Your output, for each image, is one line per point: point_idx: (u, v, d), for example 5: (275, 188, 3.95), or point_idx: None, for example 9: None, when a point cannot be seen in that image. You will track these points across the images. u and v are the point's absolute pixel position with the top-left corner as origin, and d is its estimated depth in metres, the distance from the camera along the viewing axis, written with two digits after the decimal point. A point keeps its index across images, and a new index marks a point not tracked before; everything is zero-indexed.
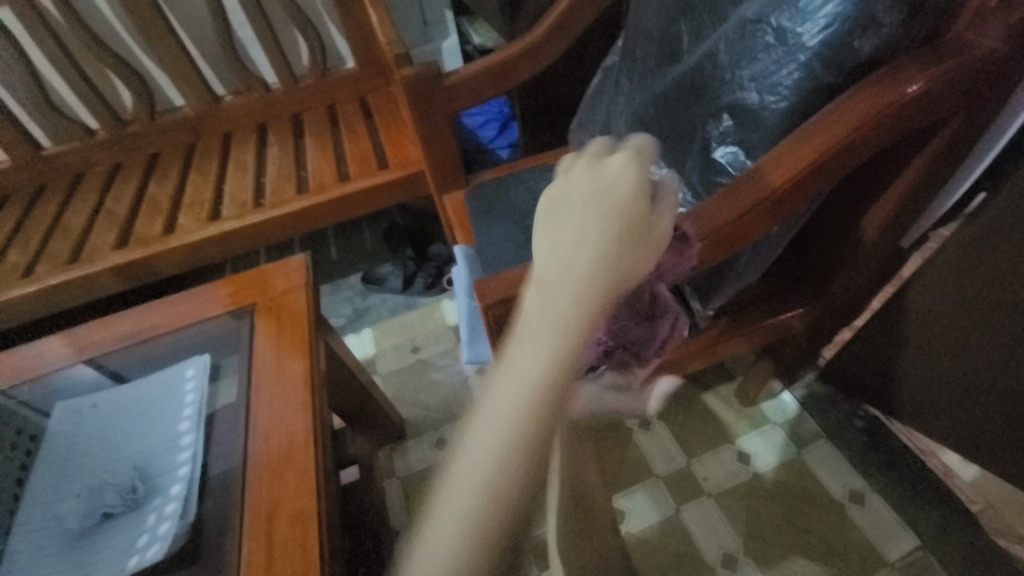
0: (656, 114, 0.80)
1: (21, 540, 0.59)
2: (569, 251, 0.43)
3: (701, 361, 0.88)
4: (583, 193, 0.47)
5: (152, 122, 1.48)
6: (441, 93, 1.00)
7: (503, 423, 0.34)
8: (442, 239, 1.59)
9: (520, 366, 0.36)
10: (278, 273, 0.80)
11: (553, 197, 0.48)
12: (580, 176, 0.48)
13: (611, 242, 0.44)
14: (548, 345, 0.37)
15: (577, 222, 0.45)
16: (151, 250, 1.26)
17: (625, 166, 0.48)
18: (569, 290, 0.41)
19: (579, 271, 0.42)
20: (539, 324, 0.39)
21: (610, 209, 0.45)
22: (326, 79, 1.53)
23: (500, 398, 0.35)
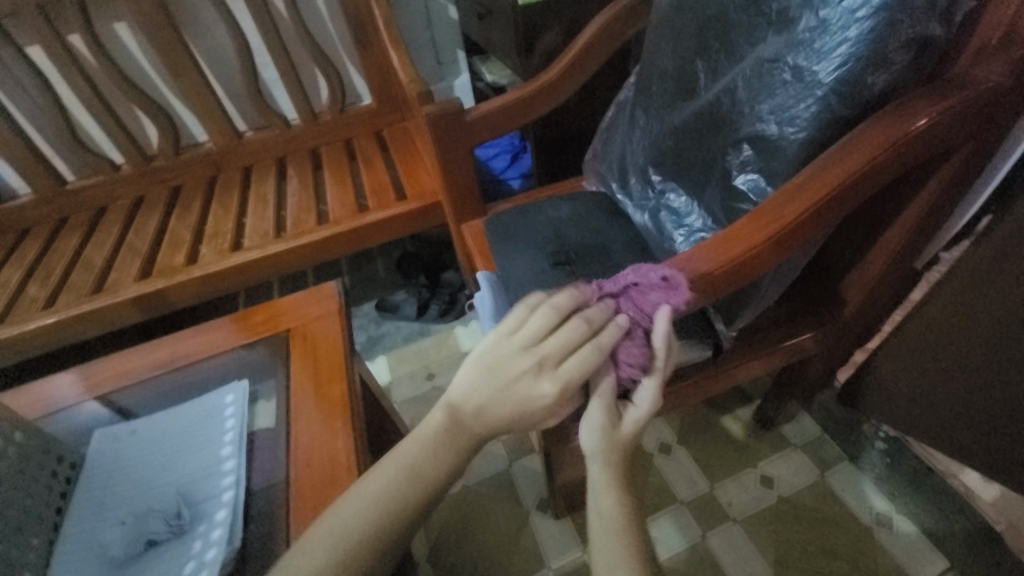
0: (674, 145, 0.85)
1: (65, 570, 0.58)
2: (469, 407, 0.57)
3: (717, 385, 0.87)
4: (501, 378, 0.56)
5: (176, 157, 1.53)
6: (463, 127, 1.05)
7: (371, 504, 0.54)
8: (455, 266, 1.62)
9: (401, 464, 0.56)
10: (310, 301, 0.83)
11: (488, 361, 0.58)
12: (514, 358, 0.57)
13: (500, 416, 0.56)
14: (430, 463, 0.56)
15: (491, 388, 0.56)
16: (174, 280, 1.28)
17: (539, 379, 0.55)
18: (453, 433, 0.57)
19: (468, 421, 0.57)
20: (431, 447, 0.57)
21: (505, 415, 0.56)
22: (344, 115, 1.59)
23: (376, 482, 0.55)
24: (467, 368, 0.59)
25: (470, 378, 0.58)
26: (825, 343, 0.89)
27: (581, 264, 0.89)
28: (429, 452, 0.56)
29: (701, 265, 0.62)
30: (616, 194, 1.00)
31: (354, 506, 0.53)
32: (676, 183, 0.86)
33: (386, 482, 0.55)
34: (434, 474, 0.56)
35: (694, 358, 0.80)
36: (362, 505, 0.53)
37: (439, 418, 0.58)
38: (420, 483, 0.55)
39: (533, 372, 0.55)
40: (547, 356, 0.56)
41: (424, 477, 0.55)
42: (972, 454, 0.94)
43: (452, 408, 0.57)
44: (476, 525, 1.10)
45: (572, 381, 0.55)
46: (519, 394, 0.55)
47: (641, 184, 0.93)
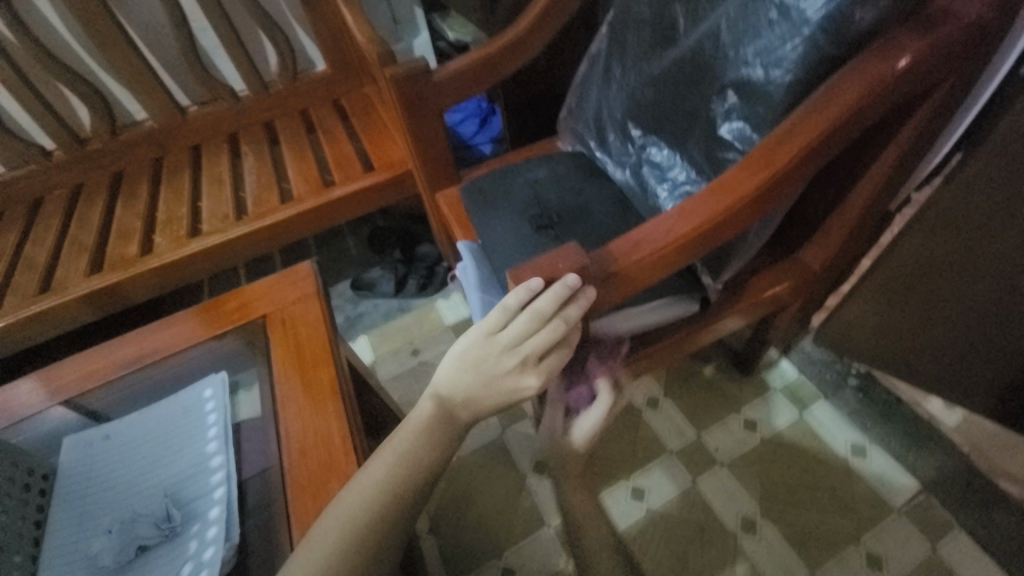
0: (654, 97, 0.84)
1: None
2: (458, 399, 0.58)
3: (704, 338, 0.88)
4: (486, 375, 0.58)
5: (115, 139, 1.40)
6: (429, 90, 0.99)
7: (371, 492, 0.54)
8: (431, 239, 1.57)
9: (397, 451, 0.56)
10: (285, 283, 0.78)
11: (474, 358, 0.59)
12: (498, 357, 0.58)
13: (486, 407, 0.58)
14: (422, 451, 0.57)
15: (476, 388, 0.58)
16: (130, 273, 1.20)
17: (523, 373, 0.57)
18: (445, 422, 0.58)
19: (457, 409, 0.58)
20: (420, 435, 0.57)
21: (492, 404, 0.58)
22: (298, 84, 1.48)
23: (375, 470, 0.55)
24: (453, 361, 0.60)
25: (457, 373, 0.59)
26: (804, 291, 0.91)
27: (565, 227, 0.87)
28: (423, 439, 0.57)
29: (695, 217, 0.62)
30: (595, 152, 0.97)
31: (355, 497, 0.53)
32: (658, 137, 0.85)
33: (383, 470, 0.55)
34: (430, 458, 0.57)
35: (682, 314, 0.81)
36: (363, 494, 0.53)
37: (428, 408, 0.59)
38: (416, 467, 0.56)
39: (517, 368, 0.57)
40: (529, 353, 0.57)
41: (420, 463, 0.56)
42: (943, 380, 1.00)
43: (442, 396, 0.59)
44: (475, 492, 1.11)
45: (549, 369, 0.59)
46: (505, 391, 0.58)
47: (620, 140, 0.91)
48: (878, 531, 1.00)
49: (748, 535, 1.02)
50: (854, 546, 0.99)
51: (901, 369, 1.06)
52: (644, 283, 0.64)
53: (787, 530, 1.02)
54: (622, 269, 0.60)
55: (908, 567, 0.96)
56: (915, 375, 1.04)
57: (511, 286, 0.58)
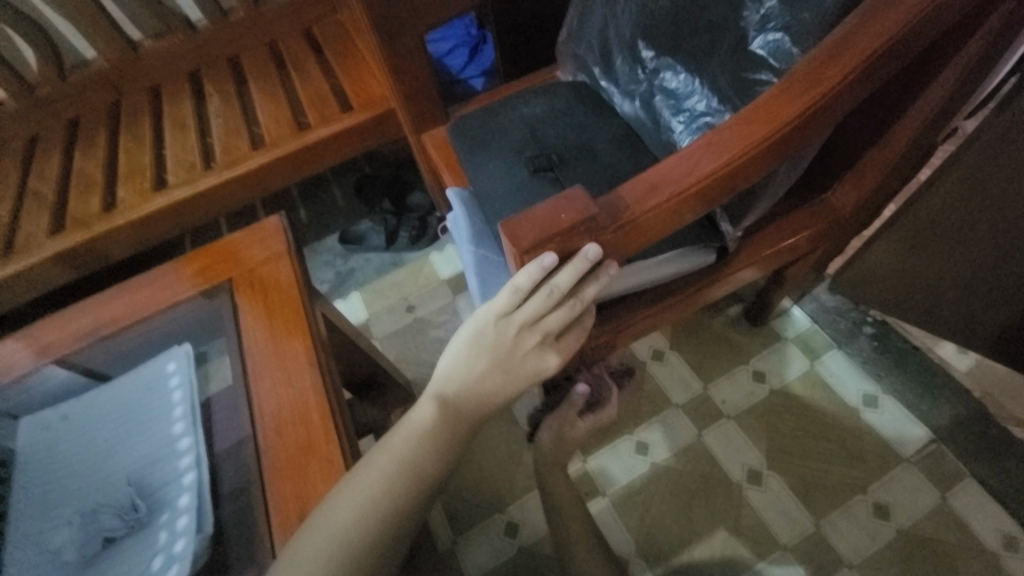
0: (674, 8, 0.73)
1: None
2: (466, 393, 0.53)
3: (721, 289, 0.81)
4: (503, 361, 0.53)
5: (63, 81, 1.26)
6: (406, 9, 0.85)
7: (366, 499, 0.48)
8: (422, 188, 1.47)
9: (395, 456, 0.51)
10: (252, 241, 0.70)
11: (488, 344, 0.53)
12: (515, 341, 0.52)
13: (502, 395, 0.53)
14: (423, 453, 0.51)
15: (489, 374, 0.53)
16: (94, 232, 1.10)
17: (544, 353, 0.53)
18: (451, 421, 0.52)
19: (464, 407, 0.53)
20: (417, 439, 0.51)
21: (511, 392, 0.54)
22: (262, 11, 1.32)
23: (370, 477, 0.49)
24: (462, 349, 0.54)
25: (466, 364, 0.53)
26: (829, 237, 0.82)
27: (567, 168, 0.77)
28: (425, 442, 0.51)
29: (723, 155, 0.52)
30: (599, 81, 0.85)
31: (348, 505, 0.48)
32: (673, 59, 0.74)
33: (379, 474, 0.49)
34: (431, 463, 0.51)
35: (697, 265, 0.73)
36: (358, 501, 0.48)
37: (430, 409, 0.53)
38: (415, 473, 0.50)
39: (538, 348, 0.53)
40: (550, 331, 0.53)
41: (419, 470, 0.50)
42: (946, 322, 0.99)
43: (446, 395, 0.53)
44: (478, 451, 1.08)
45: (569, 345, 0.56)
46: (528, 375, 0.53)
47: (629, 64, 0.80)
48: (886, 480, 0.99)
49: (753, 487, 1.00)
50: (861, 496, 0.98)
51: (919, 314, 1.01)
52: (658, 233, 0.55)
53: (793, 481, 1.00)
54: (636, 217, 0.52)
55: (915, 515, 0.95)
56: (923, 318, 1.01)
57: (521, 267, 0.50)
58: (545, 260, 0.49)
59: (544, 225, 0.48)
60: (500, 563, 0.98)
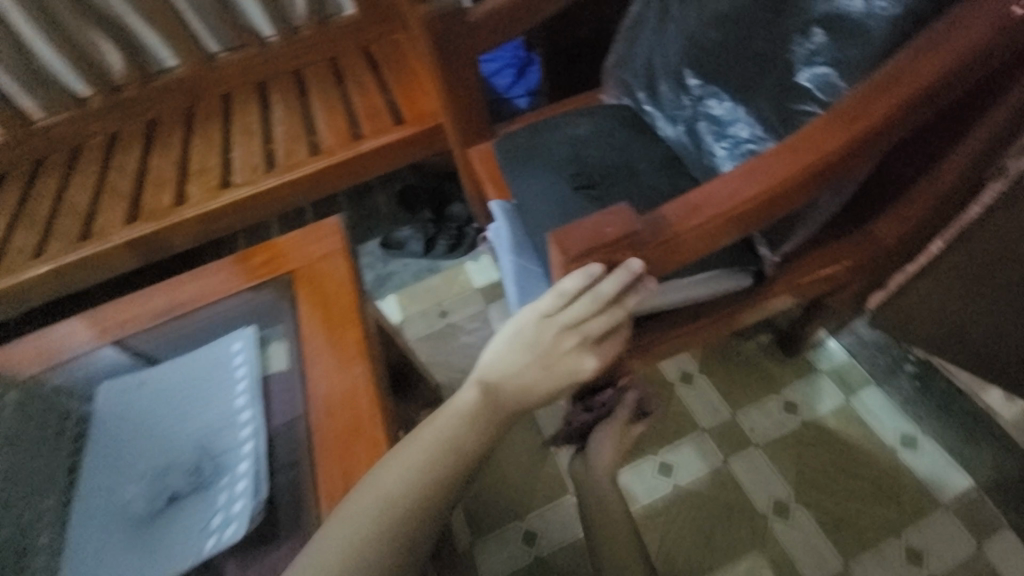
0: (721, 38, 0.76)
1: (88, 524, 0.57)
2: (506, 384, 0.56)
3: (754, 314, 0.81)
4: (543, 358, 0.55)
5: (147, 85, 1.39)
6: (464, 32, 0.91)
7: (408, 474, 0.51)
8: (462, 199, 1.53)
9: (438, 436, 0.53)
10: (311, 238, 0.76)
11: (530, 340, 0.56)
12: (556, 341, 0.55)
13: (540, 390, 0.56)
14: (464, 436, 0.54)
15: (530, 369, 0.56)
16: (165, 223, 1.20)
17: (582, 356, 0.56)
18: (490, 408, 0.55)
19: (503, 396, 0.56)
20: (459, 422, 0.54)
21: (548, 389, 0.56)
22: (327, 29, 1.43)
23: (413, 454, 0.52)
24: (504, 345, 0.57)
25: (508, 358, 0.56)
26: (869, 269, 0.82)
27: (607, 187, 0.80)
28: (467, 427, 0.54)
29: (767, 178, 0.54)
30: (643, 105, 0.88)
31: (391, 478, 0.51)
32: (717, 87, 0.77)
33: (421, 453, 0.52)
34: (470, 446, 0.53)
35: (731, 288, 0.74)
36: (401, 476, 0.51)
37: (471, 396, 0.56)
38: (456, 455, 0.53)
39: (576, 349, 0.55)
40: (591, 334, 0.55)
41: (459, 454, 0.53)
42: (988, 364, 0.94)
43: (488, 384, 0.56)
44: (500, 457, 1.10)
45: (610, 349, 0.58)
46: (565, 376, 0.56)
47: (674, 90, 0.82)
48: (921, 525, 0.95)
49: (780, 519, 0.98)
50: (894, 539, 0.94)
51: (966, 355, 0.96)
52: (697, 252, 0.57)
53: (824, 517, 0.97)
54: (677, 234, 0.54)
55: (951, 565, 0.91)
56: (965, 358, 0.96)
57: (568, 273, 0.53)
58: (586, 266, 0.52)
59: (591, 235, 0.51)
60: (515, 570, 0.99)
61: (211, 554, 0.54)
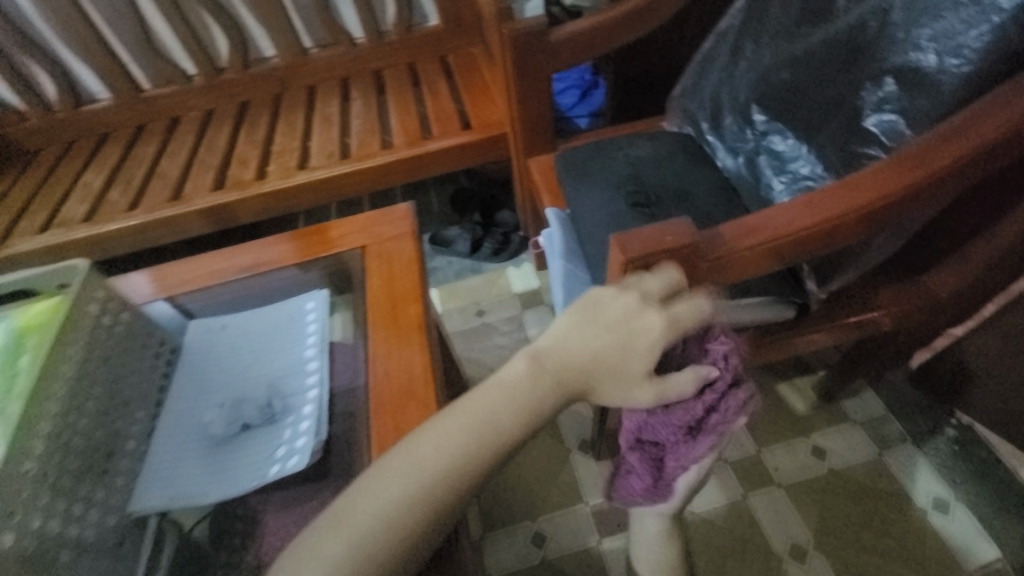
0: (792, 79, 0.80)
1: (167, 441, 0.64)
2: (567, 359, 0.49)
3: (795, 348, 0.82)
4: (615, 326, 0.50)
5: (246, 70, 1.53)
6: (543, 51, 0.99)
7: (448, 448, 0.46)
8: (512, 207, 1.59)
9: (481, 409, 0.47)
10: (383, 220, 0.83)
11: (599, 309, 0.51)
12: (629, 307, 0.50)
13: (610, 362, 0.49)
14: (510, 413, 0.47)
15: (599, 338, 0.49)
16: (245, 193, 1.31)
17: (661, 327, 0.50)
18: (543, 383, 0.48)
19: (559, 372, 0.49)
20: (507, 396, 0.48)
21: (622, 359, 0.49)
22: (411, 37, 1.54)
23: (454, 426, 0.47)
24: (570, 314, 0.51)
25: (570, 329, 0.50)
26: (918, 320, 0.83)
27: (661, 208, 0.84)
28: (516, 401, 0.47)
29: (828, 210, 0.57)
30: (705, 134, 0.93)
31: (429, 450, 0.46)
32: (783, 125, 0.81)
33: (464, 427, 0.47)
34: (517, 422, 0.47)
35: (774, 318, 0.76)
36: (440, 449, 0.46)
37: (523, 367, 0.49)
38: (501, 430, 0.47)
39: (653, 317, 0.50)
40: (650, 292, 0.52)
41: (504, 428, 0.47)
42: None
43: (542, 357, 0.50)
44: (519, 458, 1.13)
45: (683, 324, 0.51)
46: (640, 346, 0.49)
47: (738, 124, 0.87)
48: None
49: (795, 563, 0.96)
50: None
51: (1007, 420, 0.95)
52: (750, 273, 0.60)
53: (842, 568, 0.95)
54: (733, 252, 0.57)
55: None
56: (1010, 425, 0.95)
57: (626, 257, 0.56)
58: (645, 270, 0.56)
59: (654, 241, 0.55)
60: (521, 568, 1.01)
61: (272, 481, 0.59)
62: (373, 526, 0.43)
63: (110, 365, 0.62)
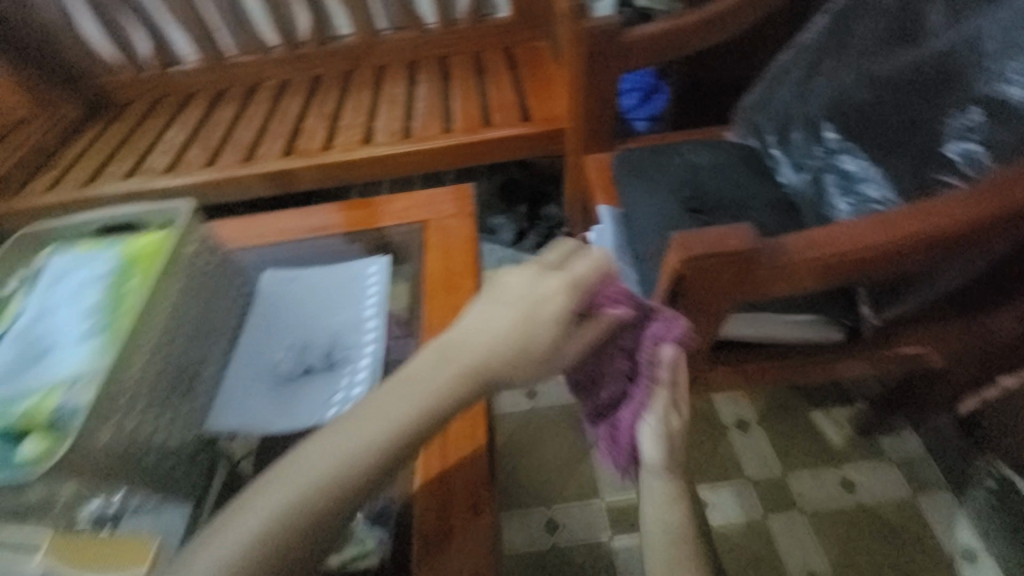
0: (871, 99, 0.78)
1: (240, 374, 0.70)
2: (474, 348, 0.51)
3: (838, 370, 0.81)
4: (516, 302, 0.54)
5: (322, 46, 1.60)
6: (616, 50, 1.00)
7: (356, 442, 0.46)
8: (558, 203, 1.62)
9: (391, 399, 0.48)
10: (445, 198, 0.87)
11: (505, 293, 0.55)
12: (533, 285, 0.55)
13: (514, 343, 0.52)
14: (417, 404, 0.48)
15: (503, 320, 0.53)
16: (312, 161, 1.37)
17: (558, 301, 0.54)
18: (451, 369, 0.50)
19: (465, 358, 0.51)
20: (415, 387, 0.49)
21: (524, 335, 0.52)
22: (481, 26, 1.57)
23: (362, 423, 0.47)
24: (478, 305, 0.55)
25: (477, 317, 0.53)
26: (966, 354, 0.82)
27: (717, 215, 0.85)
28: (425, 390, 0.49)
29: (898, 234, 0.57)
30: (770, 148, 0.92)
31: (335, 445, 0.46)
32: (856, 145, 0.79)
33: (372, 422, 0.47)
34: (425, 410, 0.48)
35: (818, 338, 0.77)
36: (346, 444, 0.46)
37: (430, 357, 0.51)
38: (409, 419, 0.47)
39: (554, 291, 0.55)
40: (550, 261, 0.58)
41: (412, 418, 0.48)
42: None
43: (449, 349, 0.51)
44: (540, 446, 1.15)
45: (586, 289, 0.57)
46: (538, 319, 0.53)
47: (807, 138, 0.86)
48: None
49: None
50: None
51: None
52: (804, 285, 0.60)
53: None
54: (792, 263, 0.57)
55: None
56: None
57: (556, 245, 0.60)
58: (701, 268, 0.58)
59: (715, 241, 0.57)
60: (531, 552, 1.03)
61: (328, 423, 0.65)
62: (272, 540, 0.42)
63: (205, 296, 0.68)
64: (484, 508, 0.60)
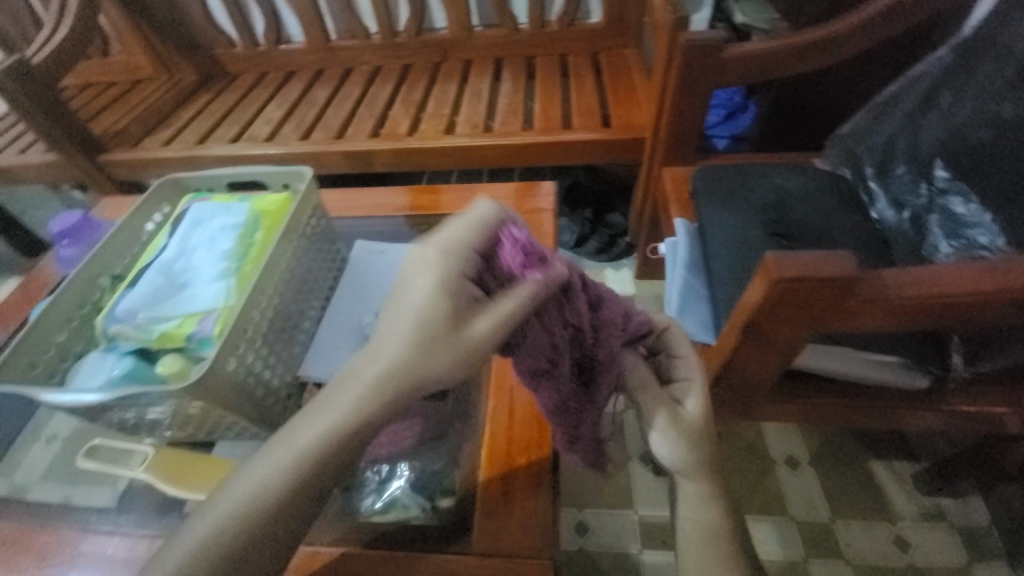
0: (990, 142, 0.72)
1: (328, 328, 0.75)
2: (380, 352, 0.44)
3: (912, 418, 0.77)
4: (405, 289, 0.46)
5: (417, 37, 1.67)
6: (715, 65, 0.98)
7: (280, 464, 0.41)
8: (624, 212, 1.62)
9: (306, 417, 0.42)
10: (527, 194, 0.91)
11: (399, 282, 0.47)
12: (419, 268, 0.46)
13: (411, 332, 0.43)
14: (331, 419, 0.42)
15: (398, 312, 0.45)
16: (396, 145, 1.44)
17: (453, 282, 0.45)
18: (359, 374, 0.43)
19: (372, 362, 0.43)
20: (330, 400, 0.43)
21: (421, 322, 0.44)
22: (571, 30, 1.59)
23: (284, 446, 0.42)
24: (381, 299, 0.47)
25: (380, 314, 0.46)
26: None
27: (803, 243, 0.82)
28: (334, 402, 0.42)
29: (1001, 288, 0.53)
30: (866, 180, 0.91)
31: (260, 468, 0.41)
32: (967, 186, 0.75)
33: (292, 444, 0.42)
34: (342, 423, 0.42)
35: (902, 382, 0.73)
36: (269, 467, 0.41)
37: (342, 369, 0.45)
38: (329, 434, 0.41)
39: (442, 269, 0.45)
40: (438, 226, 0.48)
41: (330, 431, 0.41)
42: None
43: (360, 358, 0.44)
44: None
45: (470, 251, 0.47)
46: (432, 304, 0.44)
47: (913, 174, 0.83)
48: None
49: None
50: None
51: None
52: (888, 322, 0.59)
53: None
54: (890, 298, 0.56)
55: None
56: None
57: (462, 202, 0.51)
58: (791, 290, 0.57)
59: (811, 267, 0.55)
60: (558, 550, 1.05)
61: None
62: None
63: (304, 257, 0.73)
64: (543, 480, 0.62)
